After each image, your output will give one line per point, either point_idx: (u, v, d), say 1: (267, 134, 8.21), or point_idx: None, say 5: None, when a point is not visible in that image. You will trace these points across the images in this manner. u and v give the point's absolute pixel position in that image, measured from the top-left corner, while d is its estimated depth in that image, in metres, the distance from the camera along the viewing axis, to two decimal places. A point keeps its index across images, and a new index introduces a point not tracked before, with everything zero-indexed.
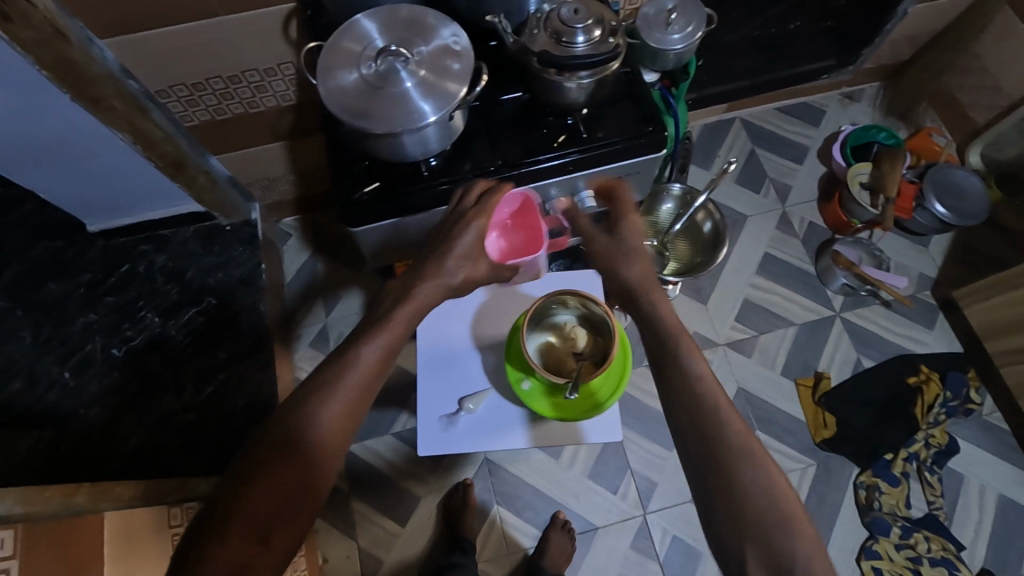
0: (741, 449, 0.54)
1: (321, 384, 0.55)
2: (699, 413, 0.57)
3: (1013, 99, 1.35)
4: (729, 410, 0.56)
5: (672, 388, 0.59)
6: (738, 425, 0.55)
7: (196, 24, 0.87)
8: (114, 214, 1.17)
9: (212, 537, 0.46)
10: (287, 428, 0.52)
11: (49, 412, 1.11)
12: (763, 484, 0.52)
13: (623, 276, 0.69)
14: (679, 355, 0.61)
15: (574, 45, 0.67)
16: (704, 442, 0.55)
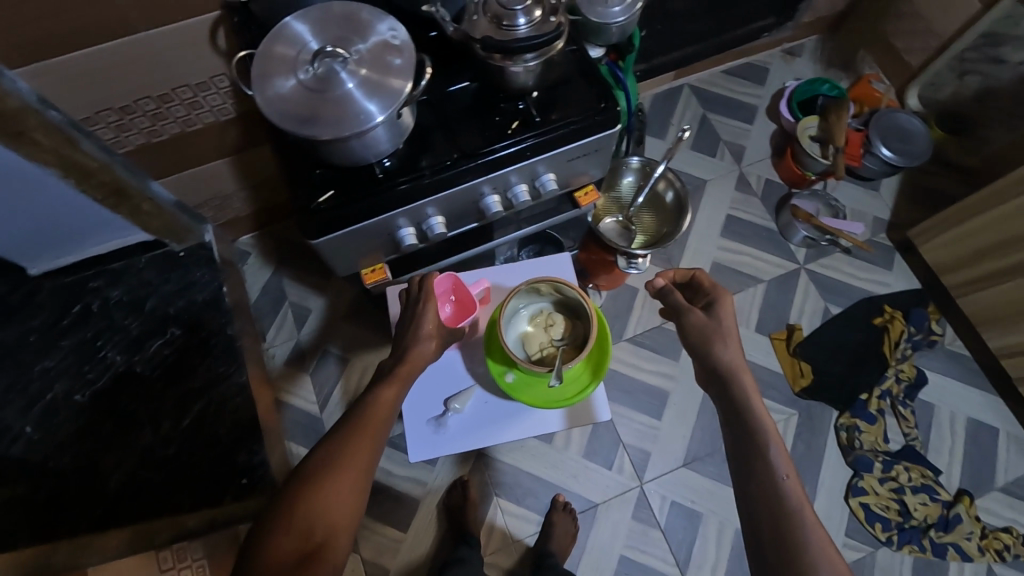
0: (818, 552, 0.56)
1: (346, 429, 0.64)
2: (783, 508, 0.59)
3: (945, 39, 1.40)
4: (808, 511, 0.59)
5: (759, 481, 0.61)
6: (816, 528, 0.57)
7: (115, 43, 0.82)
8: (57, 252, 1.11)
9: (267, 542, 0.56)
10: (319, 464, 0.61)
11: (17, 468, 1.06)
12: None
13: (717, 357, 0.71)
14: (768, 449, 0.63)
15: (515, 28, 0.65)
16: (788, 543, 0.57)
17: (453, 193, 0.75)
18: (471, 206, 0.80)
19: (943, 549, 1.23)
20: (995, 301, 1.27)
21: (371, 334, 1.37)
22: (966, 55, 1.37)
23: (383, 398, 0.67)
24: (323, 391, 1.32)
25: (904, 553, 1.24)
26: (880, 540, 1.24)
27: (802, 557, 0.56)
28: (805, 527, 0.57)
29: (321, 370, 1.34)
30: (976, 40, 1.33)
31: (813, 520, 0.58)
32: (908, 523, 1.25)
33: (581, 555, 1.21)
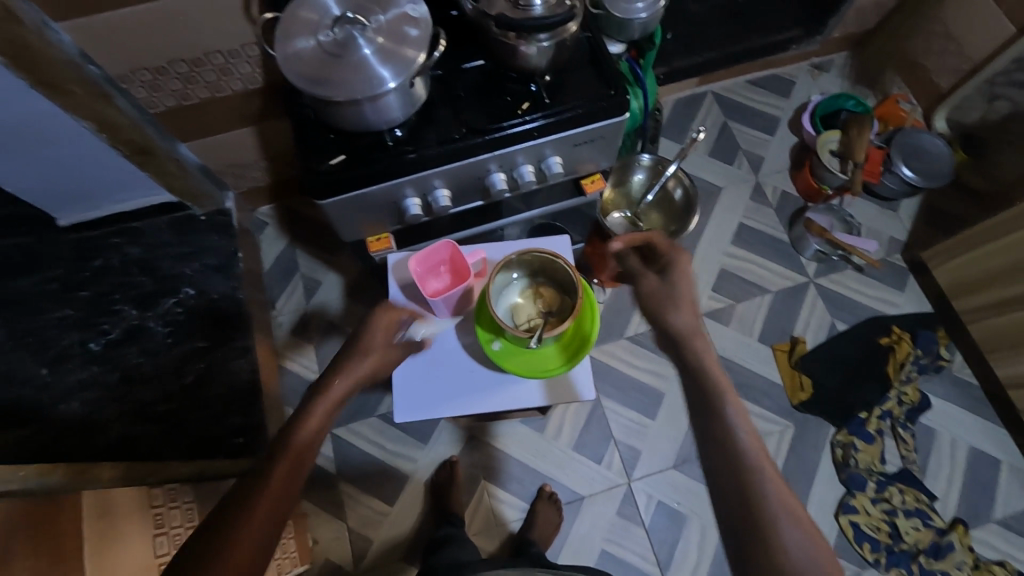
0: (779, 509, 0.54)
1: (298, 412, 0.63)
2: (742, 470, 0.56)
3: (976, 61, 1.38)
4: (770, 469, 0.56)
5: (718, 444, 0.59)
6: (778, 483, 0.55)
7: (152, 5, 0.86)
8: (85, 205, 1.16)
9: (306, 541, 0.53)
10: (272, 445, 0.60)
11: (27, 408, 1.10)
12: (798, 544, 0.52)
13: (672, 323, 0.69)
14: (723, 412, 0.60)
15: (531, 8, 0.68)
16: (752, 507, 0.54)
17: (460, 167, 0.77)
18: (476, 182, 0.82)
19: None
20: (1006, 328, 1.24)
21: (375, 311, 1.39)
22: (996, 79, 1.34)
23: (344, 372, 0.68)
24: (323, 361, 1.36)
25: None
26: (868, 561, 1.22)
27: (764, 519, 0.53)
28: (766, 487, 0.55)
29: (324, 342, 1.37)
30: (1007, 65, 1.31)
31: (771, 475, 0.56)
32: (898, 546, 1.22)
33: (562, 545, 1.22)
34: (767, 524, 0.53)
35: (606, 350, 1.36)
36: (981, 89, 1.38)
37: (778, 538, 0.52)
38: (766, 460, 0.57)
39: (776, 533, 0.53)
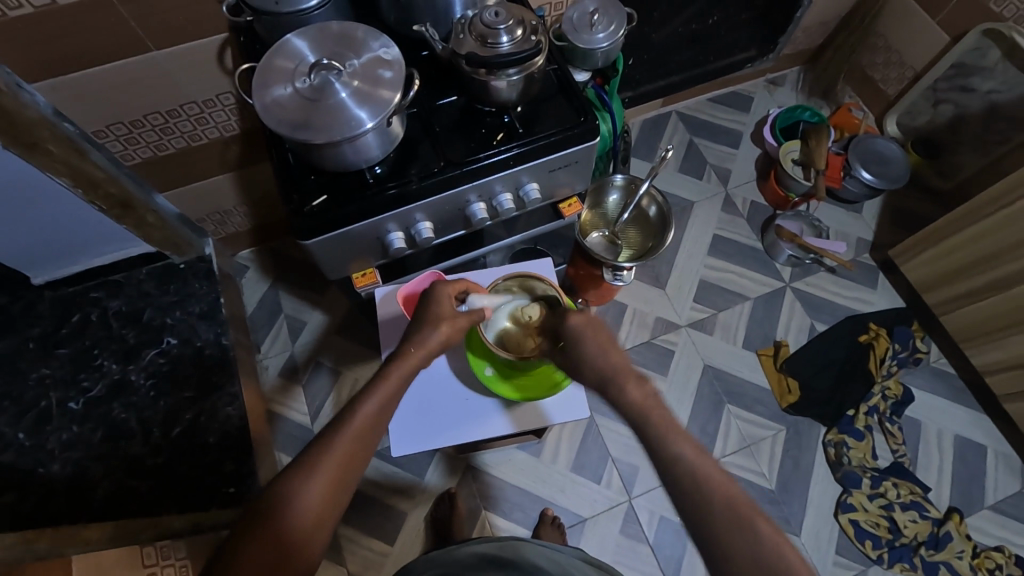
0: (735, 516, 0.51)
1: (303, 463, 0.54)
2: (692, 484, 0.54)
3: (918, 69, 1.47)
4: (717, 476, 0.54)
5: (663, 472, 0.56)
6: (729, 489, 0.53)
7: (127, 62, 0.87)
8: (61, 262, 1.15)
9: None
10: (274, 495, 0.52)
11: (6, 474, 1.06)
12: (757, 556, 0.50)
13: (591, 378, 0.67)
14: (663, 437, 0.58)
15: (498, 45, 0.71)
16: (706, 532, 0.52)
17: (441, 200, 0.79)
18: (458, 213, 0.84)
19: (935, 568, 1.22)
20: (974, 318, 1.28)
21: (363, 347, 1.39)
22: (938, 85, 1.43)
23: (364, 411, 0.59)
24: (313, 402, 1.34)
25: (895, 572, 1.22)
26: (871, 558, 1.23)
27: (716, 541, 0.51)
28: (715, 506, 0.52)
29: (314, 382, 1.36)
30: (947, 71, 1.40)
31: (717, 490, 0.53)
32: (898, 541, 1.24)
33: None
34: (721, 543, 0.51)
35: None
36: (926, 94, 1.47)
37: (735, 559, 0.50)
38: (709, 479, 0.54)
39: (733, 552, 0.50)
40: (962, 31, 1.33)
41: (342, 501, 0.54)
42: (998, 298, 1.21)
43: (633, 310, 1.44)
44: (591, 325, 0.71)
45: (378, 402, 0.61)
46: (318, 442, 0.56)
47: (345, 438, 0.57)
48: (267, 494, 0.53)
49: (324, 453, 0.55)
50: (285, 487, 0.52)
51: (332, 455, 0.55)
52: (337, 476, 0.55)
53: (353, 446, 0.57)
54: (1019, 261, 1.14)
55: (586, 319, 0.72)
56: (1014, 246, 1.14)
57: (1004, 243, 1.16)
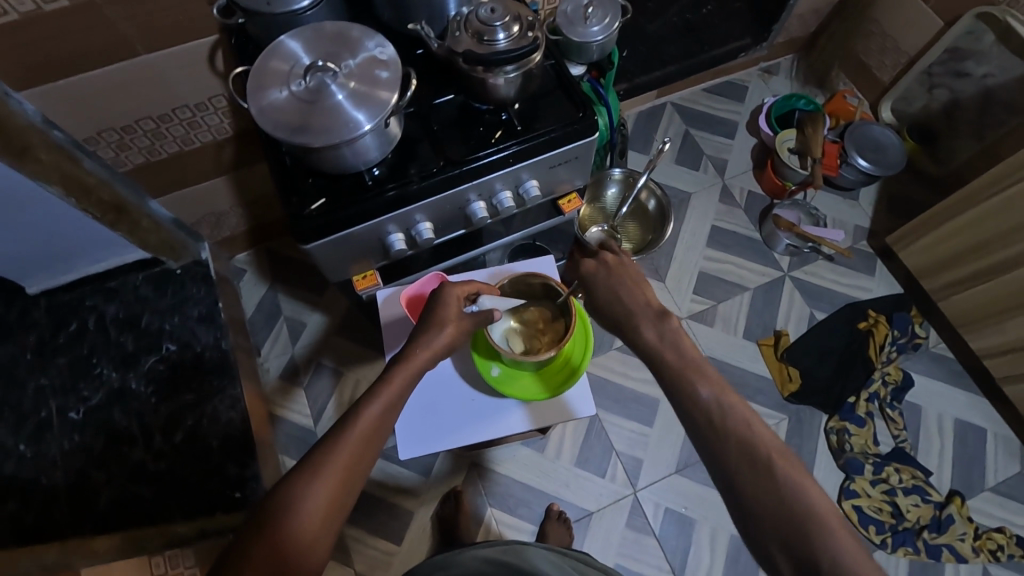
0: (763, 458, 0.52)
1: (308, 467, 0.53)
2: (719, 424, 0.55)
3: (911, 55, 1.46)
4: (747, 419, 0.55)
5: (682, 410, 0.58)
6: (757, 433, 0.54)
7: (116, 67, 0.86)
8: (56, 270, 1.13)
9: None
10: (276, 498, 0.51)
11: (8, 486, 1.05)
12: (773, 496, 0.50)
13: (613, 315, 0.71)
14: (682, 377, 0.60)
15: (495, 42, 0.70)
16: (722, 468, 0.53)
17: (441, 200, 0.78)
18: (458, 212, 0.83)
19: (938, 551, 1.23)
20: (973, 302, 1.29)
21: (364, 347, 1.38)
22: (933, 70, 1.43)
23: (368, 415, 0.58)
24: (315, 403, 1.33)
25: (899, 556, 1.24)
26: (875, 543, 1.24)
27: (731, 478, 0.52)
28: (730, 445, 0.53)
29: (315, 384, 1.35)
30: (941, 56, 1.39)
31: (733, 431, 0.54)
32: (901, 525, 1.25)
33: None
34: (737, 482, 0.52)
35: (598, 362, 1.38)
36: (920, 79, 1.46)
37: (750, 496, 0.51)
38: (725, 420, 0.55)
39: (750, 489, 0.51)
40: (957, 15, 1.33)
41: (345, 506, 0.53)
42: (997, 283, 1.21)
43: None
44: (612, 265, 0.74)
45: (382, 405, 0.60)
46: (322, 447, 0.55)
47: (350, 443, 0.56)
48: (267, 500, 0.52)
49: (330, 457, 0.54)
50: (288, 491, 0.51)
51: (336, 459, 0.54)
52: (341, 481, 0.53)
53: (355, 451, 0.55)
54: (1017, 245, 1.14)
55: (600, 264, 0.75)
56: (1014, 230, 1.14)
57: (1004, 227, 1.16)
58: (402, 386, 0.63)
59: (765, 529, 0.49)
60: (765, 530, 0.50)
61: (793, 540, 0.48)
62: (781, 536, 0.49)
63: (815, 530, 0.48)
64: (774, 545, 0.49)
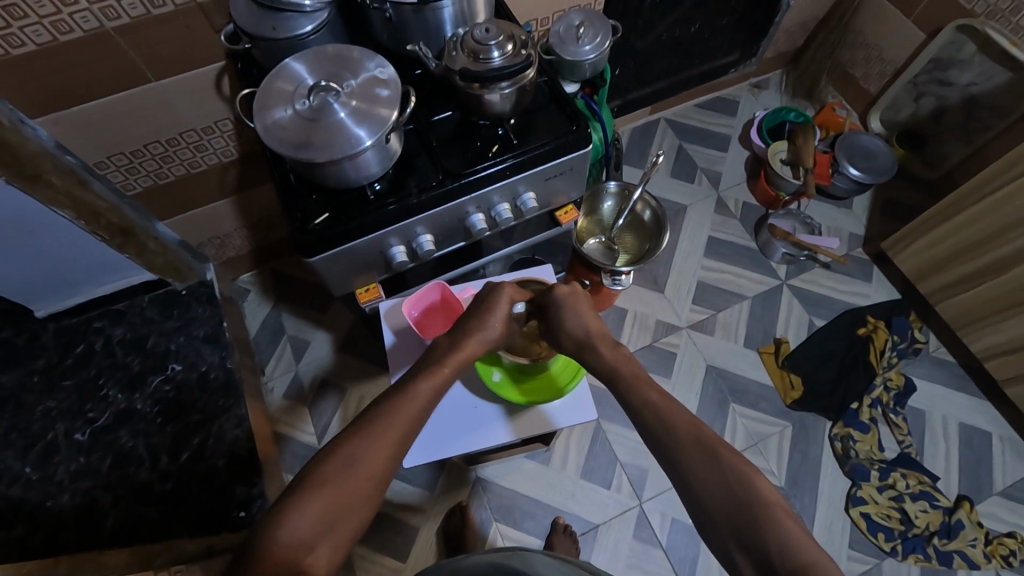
0: (696, 451, 0.56)
1: (358, 434, 0.58)
2: (659, 424, 0.59)
3: (897, 66, 1.50)
4: (680, 414, 0.59)
5: (637, 414, 0.62)
6: (689, 428, 0.58)
7: (127, 93, 0.89)
8: (65, 293, 1.16)
9: (324, 532, 0.52)
10: (327, 460, 0.55)
11: (14, 509, 1.06)
12: (720, 482, 0.53)
13: (578, 337, 0.74)
14: (637, 388, 0.64)
15: (490, 60, 0.73)
16: (669, 453, 0.57)
17: (441, 212, 0.81)
18: (458, 224, 0.86)
19: (949, 557, 1.22)
20: (970, 304, 1.30)
21: (367, 364, 1.39)
22: (918, 80, 1.47)
23: (419, 394, 0.63)
24: (320, 421, 1.34)
25: (910, 563, 1.22)
26: (885, 550, 1.23)
27: (684, 471, 0.56)
28: (677, 432, 0.58)
29: (319, 401, 1.36)
30: (925, 66, 1.43)
31: (685, 426, 0.58)
32: (911, 531, 1.24)
33: None
34: (691, 478, 0.55)
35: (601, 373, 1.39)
36: (906, 89, 1.50)
37: (705, 492, 0.54)
38: (681, 419, 0.59)
39: (703, 485, 0.54)
40: (937, 27, 1.37)
41: (389, 475, 0.57)
42: (992, 284, 1.22)
43: (633, 313, 1.46)
44: (575, 296, 0.77)
45: (432, 386, 0.64)
46: (364, 424, 0.59)
47: (394, 422, 0.59)
48: (321, 462, 0.56)
49: (376, 428, 0.58)
50: (330, 462, 0.55)
51: (382, 435, 0.58)
52: (388, 453, 0.57)
53: (400, 427, 0.59)
54: (1009, 246, 1.16)
55: (572, 291, 0.77)
56: (1007, 228, 1.16)
57: (995, 227, 1.18)
58: (454, 369, 0.68)
59: (724, 525, 0.52)
60: (712, 514, 0.53)
61: (736, 516, 0.51)
62: (737, 530, 0.51)
63: (751, 509, 0.51)
64: (726, 534, 0.51)
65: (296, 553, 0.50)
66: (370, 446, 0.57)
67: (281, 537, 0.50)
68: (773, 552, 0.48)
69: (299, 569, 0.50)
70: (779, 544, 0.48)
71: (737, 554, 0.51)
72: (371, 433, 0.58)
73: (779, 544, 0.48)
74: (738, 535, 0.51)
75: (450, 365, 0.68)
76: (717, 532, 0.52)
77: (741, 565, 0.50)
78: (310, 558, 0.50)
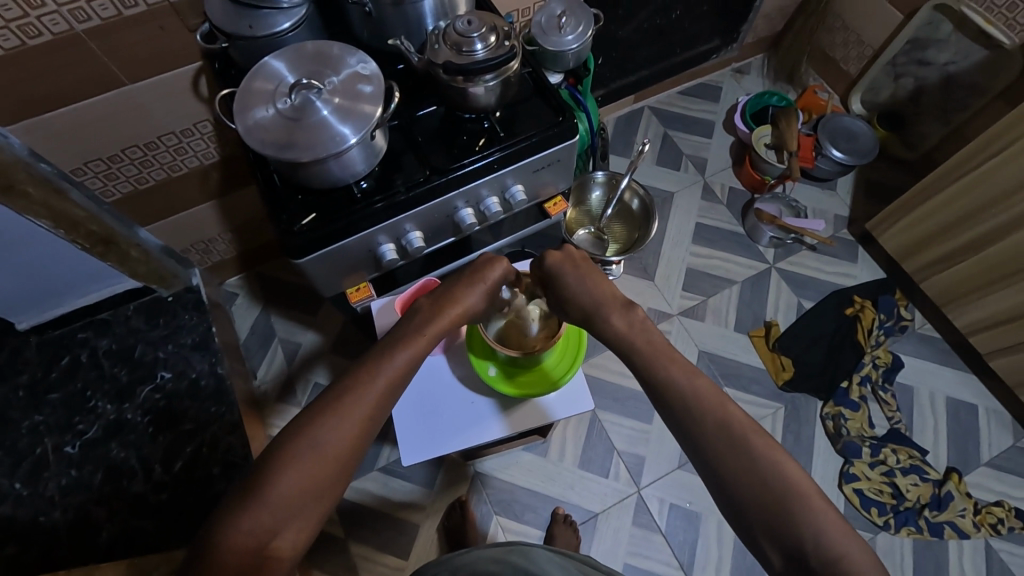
0: (727, 439, 0.53)
1: (324, 409, 0.54)
2: (686, 407, 0.56)
3: (876, 47, 1.51)
4: (710, 397, 0.56)
5: (655, 394, 0.59)
6: (720, 413, 0.55)
7: (103, 97, 0.87)
8: (47, 305, 1.13)
9: (287, 516, 0.49)
10: (288, 441, 0.52)
11: (6, 527, 1.04)
12: (755, 474, 0.50)
13: (585, 304, 0.70)
14: (656, 363, 0.61)
15: (473, 52, 0.72)
16: (695, 440, 0.55)
17: (429, 208, 0.80)
18: (446, 220, 0.85)
19: (940, 529, 1.25)
20: (954, 281, 1.32)
21: None
22: (897, 60, 1.48)
23: (396, 363, 0.59)
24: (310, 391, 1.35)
25: (903, 536, 1.25)
26: (878, 524, 1.26)
27: (713, 459, 0.53)
28: (705, 417, 0.55)
29: None
30: (904, 47, 1.45)
31: (719, 411, 0.55)
32: (903, 505, 1.27)
33: None
34: (717, 466, 0.52)
35: (595, 363, 1.39)
36: (886, 70, 1.52)
37: (734, 481, 0.51)
38: (709, 401, 0.56)
39: (729, 472, 0.52)
40: (914, 7, 1.38)
41: (360, 453, 0.54)
42: (977, 259, 1.24)
43: None
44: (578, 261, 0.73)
45: (411, 355, 0.61)
46: (331, 397, 0.55)
47: (364, 398, 0.55)
48: (282, 441, 0.52)
49: (343, 406, 0.54)
50: (289, 443, 0.52)
51: (348, 409, 0.54)
52: (358, 429, 0.54)
53: (372, 401, 0.56)
54: (991, 220, 1.18)
55: (566, 256, 0.73)
56: (987, 205, 1.17)
57: (979, 203, 1.19)
58: (432, 340, 0.64)
59: (751, 515, 0.50)
60: (741, 503, 0.50)
61: (769, 508, 0.49)
62: (768, 523, 0.49)
63: (790, 504, 0.49)
64: (755, 524, 0.50)
65: (258, 540, 0.48)
66: (337, 422, 0.53)
67: (243, 523, 0.48)
68: (807, 544, 0.47)
69: (264, 554, 0.48)
70: (813, 535, 0.47)
71: (764, 542, 0.49)
72: (338, 408, 0.54)
73: (814, 533, 0.47)
74: (770, 526, 0.49)
75: (428, 333, 0.64)
76: (747, 519, 0.50)
77: (767, 552, 0.49)
78: (274, 542, 0.48)
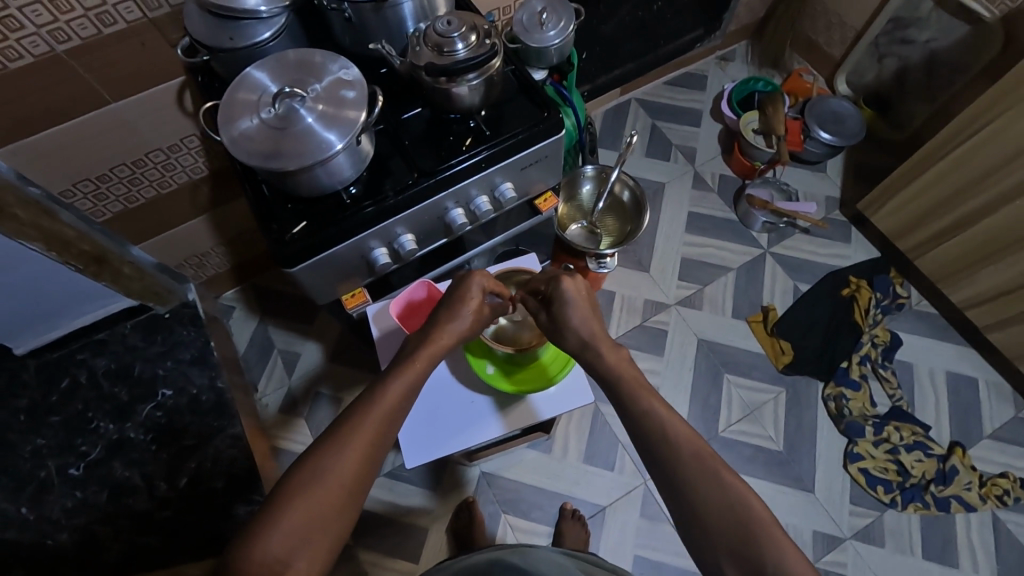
0: (697, 469, 0.53)
1: (334, 438, 0.55)
2: (660, 437, 0.57)
3: (858, 29, 1.52)
4: (685, 431, 0.56)
5: (632, 421, 0.60)
6: (692, 446, 0.55)
7: (87, 117, 0.87)
8: (43, 328, 1.14)
9: (301, 545, 0.49)
10: (299, 471, 0.52)
11: (13, 551, 1.04)
12: (724, 504, 0.51)
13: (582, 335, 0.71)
14: (636, 397, 0.62)
15: (454, 53, 0.73)
16: (666, 469, 0.55)
17: (420, 210, 0.80)
18: (438, 221, 0.85)
19: (947, 503, 1.25)
20: (947, 256, 1.32)
21: (361, 370, 1.39)
22: (880, 40, 1.49)
23: (395, 388, 0.61)
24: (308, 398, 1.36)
25: (909, 513, 1.26)
26: (884, 503, 1.26)
27: (682, 488, 0.53)
28: (678, 447, 0.55)
29: (315, 413, 1.35)
30: (885, 27, 1.46)
31: (687, 444, 0.55)
32: (908, 482, 1.27)
33: None
34: (687, 495, 0.52)
35: None
36: (869, 50, 1.52)
37: (703, 510, 0.51)
38: (682, 435, 0.56)
39: (698, 502, 0.52)
40: None
41: (369, 479, 0.55)
42: (969, 234, 1.24)
43: (620, 296, 1.46)
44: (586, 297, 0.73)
45: (409, 379, 0.62)
46: (339, 426, 0.56)
47: (368, 422, 0.57)
48: (293, 472, 0.53)
49: (351, 433, 0.55)
50: (302, 473, 0.52)
51: (355, 438, 0.55)
52: (366, 455, 0.55)
53: (376, 424, 0.57)
54: (981, 195, 1.18)
55: (577, 289, 0.73)
56: (975, 181, 1.18)
57: (968, 178, 1.19)
58: (426, 362, 0.66)
59: (718, 546, 0.50)
60: (711, 532, 0.50)
61: (736, 539, 0.49)
62: (737, 553, 0.49)
63: (757, 538, 0.49)
64: (724, 557, 0.49)
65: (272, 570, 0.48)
66: (348, 449, 0.54)
67: (256, 554, 0.48)
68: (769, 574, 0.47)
69: None
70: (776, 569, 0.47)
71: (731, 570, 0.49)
72: (347, 434, 0.55)
73: (776, 565, 0.47)
74: (738, 559, 0.49)
75: (421, 357, 0.66)
76: (714, 552, 0.50)
77: None
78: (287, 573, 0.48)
